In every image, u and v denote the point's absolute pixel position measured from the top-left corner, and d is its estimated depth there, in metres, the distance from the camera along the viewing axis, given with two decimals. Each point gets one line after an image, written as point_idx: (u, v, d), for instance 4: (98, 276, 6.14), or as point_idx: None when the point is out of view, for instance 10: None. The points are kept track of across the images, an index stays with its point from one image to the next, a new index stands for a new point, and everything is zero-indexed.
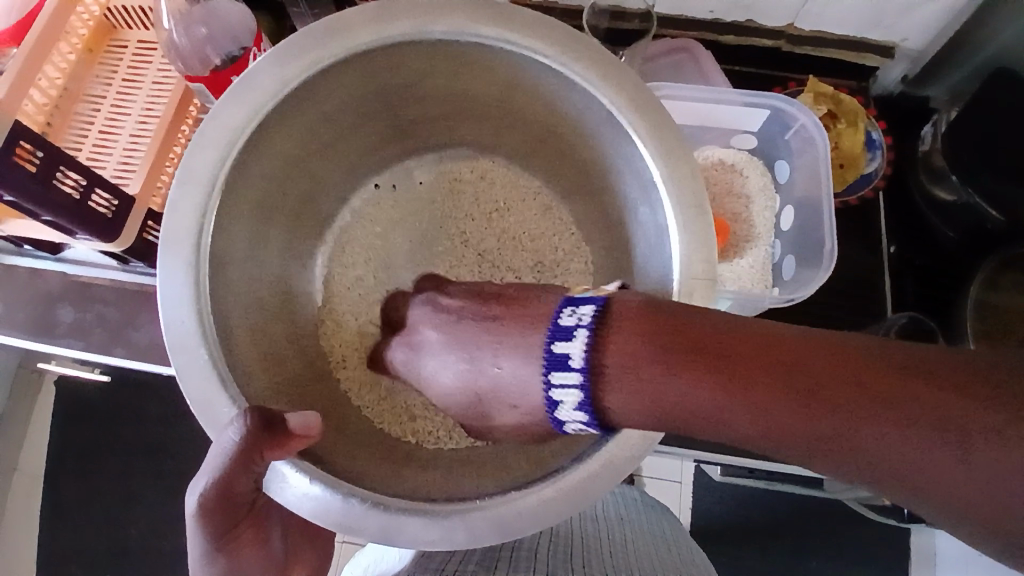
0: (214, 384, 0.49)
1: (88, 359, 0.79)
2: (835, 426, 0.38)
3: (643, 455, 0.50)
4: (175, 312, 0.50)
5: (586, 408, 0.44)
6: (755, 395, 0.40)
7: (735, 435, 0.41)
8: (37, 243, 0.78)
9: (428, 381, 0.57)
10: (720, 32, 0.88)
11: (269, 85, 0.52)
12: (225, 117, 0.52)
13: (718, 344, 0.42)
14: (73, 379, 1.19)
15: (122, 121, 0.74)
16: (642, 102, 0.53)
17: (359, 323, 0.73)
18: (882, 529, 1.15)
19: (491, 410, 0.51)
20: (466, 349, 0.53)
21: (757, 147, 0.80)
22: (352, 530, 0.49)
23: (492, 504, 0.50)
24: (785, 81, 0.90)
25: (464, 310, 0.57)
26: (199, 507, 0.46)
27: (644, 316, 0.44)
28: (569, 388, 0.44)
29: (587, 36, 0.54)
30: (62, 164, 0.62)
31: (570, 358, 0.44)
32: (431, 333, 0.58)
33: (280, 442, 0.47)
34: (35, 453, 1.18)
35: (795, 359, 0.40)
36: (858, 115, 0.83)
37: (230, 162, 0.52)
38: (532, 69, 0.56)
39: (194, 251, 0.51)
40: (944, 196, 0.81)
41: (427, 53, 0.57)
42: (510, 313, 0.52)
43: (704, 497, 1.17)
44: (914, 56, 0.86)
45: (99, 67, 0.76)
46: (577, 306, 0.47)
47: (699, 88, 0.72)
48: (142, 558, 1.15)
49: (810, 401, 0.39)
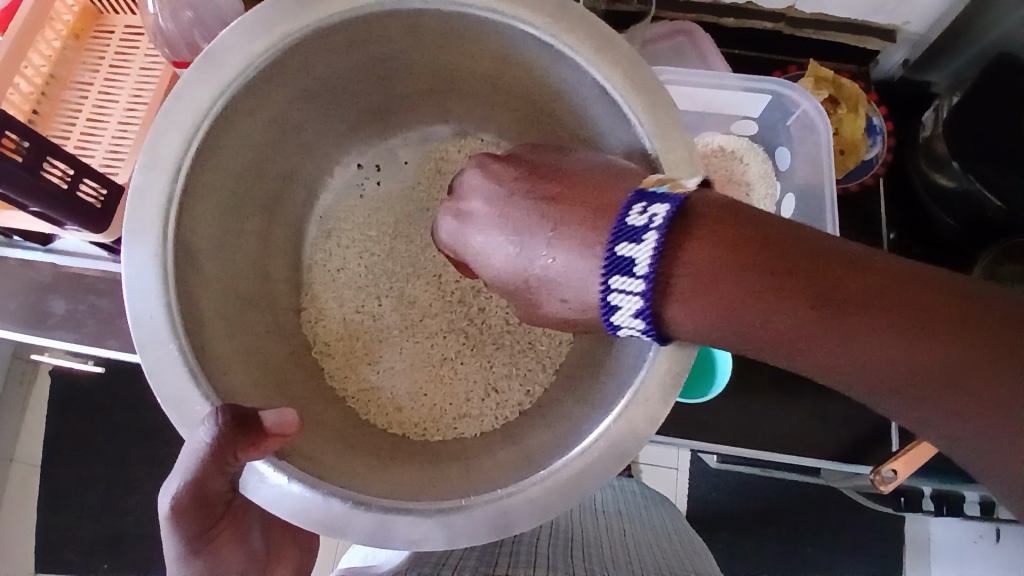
0: (184, 379, 0.49)
1: (81, 350, 0.78)
2: (940, 361, 0.38)
3: (636, 451, 0.49)
4: (144, 306, 0.49)
5: (644, 317, 0.41)
6: (864, 326, 0.39)
7: (802, 354, 0.40)
8: (27, 235, 0.76)
9: (475, 260, 0.52)
10: (719, 14, 0.86)
11: (236, 62, 0.51)
12: (191, 97, 0.51)
13: (840, 270, 0.39)
14: (69, 371, 1.18)
15: (110, 108, 0.72)
16: (638, 80, 0.51)
17: (342, 310, 0.72)
18: (876, 515, 1.15)
19: (540, 300, 0.48)
20: (522, 230, 0.48)
21: (758, 133, 0.79)
22: (339, 531, 0.49)
23: (474, 502, 0.50)
24: (785, 64, 0.89)
25: (518, 183, 0.50)
26: (173, 508, 0.45)
27: (756, 230, 0.41)
28: (629, 294, 0.41)
29: (579, 6, 0.52)
30: (49, 153, 0.61)
31: (634, 262, 0.41)
32: (482, 206, 0.51)
33: (254, 440, 0.46)
34: (33, 443, 1.18)
35: (910, 292, 0.38)
36: (860, 101, 0.81)
37: (195, 145, 0.51)
38: (521, 41, 0.54)
39: (161, 240, 0.50)
40: (944, 184, 0.80)
41: (408, 26, 0.56)
42: (573, 199, 0.47)
43: (700, 485, 1.17)
44: (915, 40, 0.84)
45: (87, 53, 0.75)
46: (649, 202, 0.42)
47: (699, 74, 0.71)
48: (143, 547, 1.15)
49: (923, 334, 0.38)
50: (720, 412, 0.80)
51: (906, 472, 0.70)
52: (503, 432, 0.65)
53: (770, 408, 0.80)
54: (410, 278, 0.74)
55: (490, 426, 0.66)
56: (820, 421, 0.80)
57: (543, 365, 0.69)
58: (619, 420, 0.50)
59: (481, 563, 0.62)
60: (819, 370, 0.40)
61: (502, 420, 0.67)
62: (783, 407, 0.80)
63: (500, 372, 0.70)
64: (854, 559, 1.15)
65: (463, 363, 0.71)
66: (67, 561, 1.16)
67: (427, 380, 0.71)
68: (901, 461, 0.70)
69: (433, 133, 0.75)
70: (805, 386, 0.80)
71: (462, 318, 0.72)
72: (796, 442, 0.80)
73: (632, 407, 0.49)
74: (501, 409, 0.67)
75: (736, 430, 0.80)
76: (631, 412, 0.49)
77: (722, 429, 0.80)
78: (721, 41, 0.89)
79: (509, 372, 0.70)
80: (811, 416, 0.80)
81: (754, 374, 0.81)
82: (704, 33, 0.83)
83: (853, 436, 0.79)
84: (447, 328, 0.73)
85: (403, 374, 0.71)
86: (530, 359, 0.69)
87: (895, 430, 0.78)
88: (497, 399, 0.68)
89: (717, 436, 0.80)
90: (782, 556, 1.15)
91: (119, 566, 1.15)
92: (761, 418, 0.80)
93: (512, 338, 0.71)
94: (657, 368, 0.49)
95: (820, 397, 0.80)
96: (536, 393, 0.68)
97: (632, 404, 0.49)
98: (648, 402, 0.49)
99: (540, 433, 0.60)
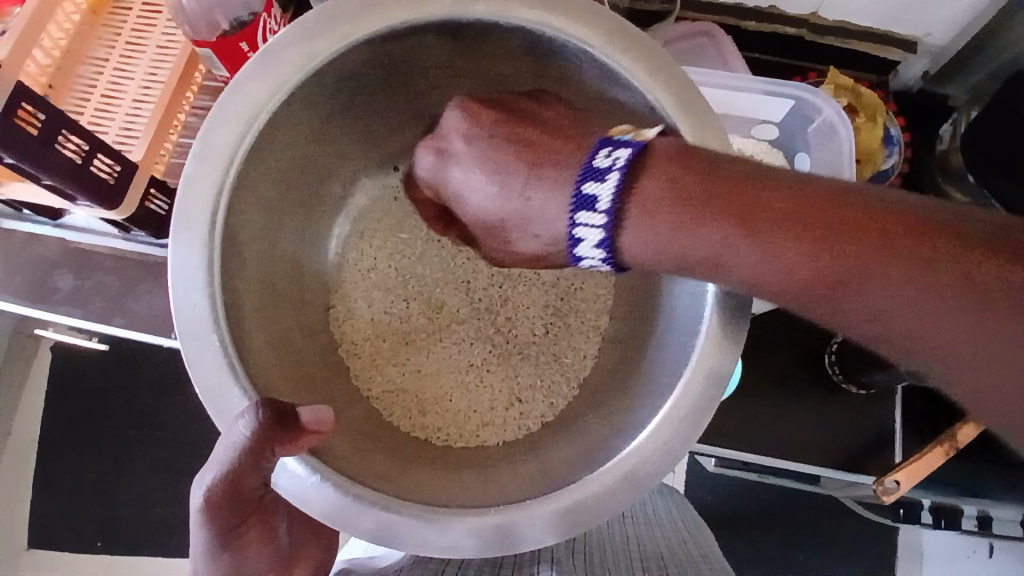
0: (222, 373, 0.49)
1: (87, 327, 0.77)
2: (857, 264, 0.41)
3: (666, 472, 0.50)
4: (190, 298, 0.49)
5: (604, 247, 0.47)
6: (788, 239, 0.42)
7: (746, 272, 0.44)
8: (36, 208, 0.76)
9: (457, 188, 0.55)
10: (742, 17, 0.86)
11: (295, 60, 0.51)
12: (248, 91, 0.51)
13: (809, 204, 0.43)
14: (70, 347, 1.18)
15: (126, 85, 0.72)
16: (689, 103, 0.51)
17: (370, 312, 0.72)
18: (872, 526, 1.16)
19: (511, 238, 0.52)
20: (494, 168, 0.52)
21: (778, 138, 0.79)
22: (353, 530, 0.49)
23: (504, 510, 0.50)
24: (806, 70, 0.89)
25: (496, 127, 0.54)
26: (205, 502, 0.45)
27: (725, 171, 0.45)
28: (592, 226, 0.46)
29: (635, 28, 0.52)
30: (64, 127, 0.60)
31: (599, 199, 0.46)
32: (464, 146, 0.54)
33: (291, 436, 0.46)
34: (30, 417, 1.17)
35: (837, 207, 0.42)
36: (878, 110, 0.81)
37: (250, 139, 0.51)
38: (574, 58, 0.55)
39: (209, 233, 0.50)
40: (958, 197, 0.81)
41: (455, 31, 0.55)
42: (545, 147, 0.51)
43: (697, 487, 1.17)
44: (935, 52, 0.85)
45: (104, 28, 0.74)
46: (614, 147, 0.47)
47: (722, 75, 0.71)
48: (136, 525, 1.15)
49: (844, 241, 0.41)
50: (725, 415, 0.80)
51: (909, 483, 0.70)
52: (527, 442, 0.65)
53: (777, 414, 0.80)
54: (439, 282, 0.73)
55: (512, 436, 0.67)
56: (826, 431, 0.80)
57: (567, 379, 0.69)
58: (650, 438, 0.50)
59: (487, 563, 0.63)
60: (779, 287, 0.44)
61: (524, 431, 0.67)
62: (788, 413, 0.80)
63: (524, 382, 0.70)
64: (847, 567, 1.15)
65: (488, 371, 0.71)
66: (60, 535, 1.16)
67: (452, 385, 0.70)
68: (905, 473, 0.70)
69: None
70: (810, 395, 0.81)
71: (487, 324, 0.72)
72: (801, 449, 0.80)
73: (663, 423, 0.50)
74: (524, 419, 0.67)
75: (742, 435, 0.80)
76: (661, 430, 0.50)
77: (727, 433, 0.80)
78: (742, 45, 0.89)
79: (533, 383, 0.70)
80: (817, 424, 0.80)
81: (758, 379, 0.81)
82: (725, 35, 0.82)
83: (858, 446, 0.80)
84: (470, 332, 0.72)
85: (426, 376, 0.70)
86: (555, 371, 0.70)
87: (899, 441, 0.79)
88: (521, 410, 0.68)
89: (723, 440, 0.80)
90: (775, 560, 1.16)
91: (110, 544, 1.15)
92: (768, 424, 0.80)
93: (538, 349, 0.71)
94: (691, 385, 0.50)
95: (827, 406, 0.80)
96: (560, 406, 0.68)
97: (664, 420, 0.50)
98: (680, 419, 0.50)
99: (565, 447, 0.60)
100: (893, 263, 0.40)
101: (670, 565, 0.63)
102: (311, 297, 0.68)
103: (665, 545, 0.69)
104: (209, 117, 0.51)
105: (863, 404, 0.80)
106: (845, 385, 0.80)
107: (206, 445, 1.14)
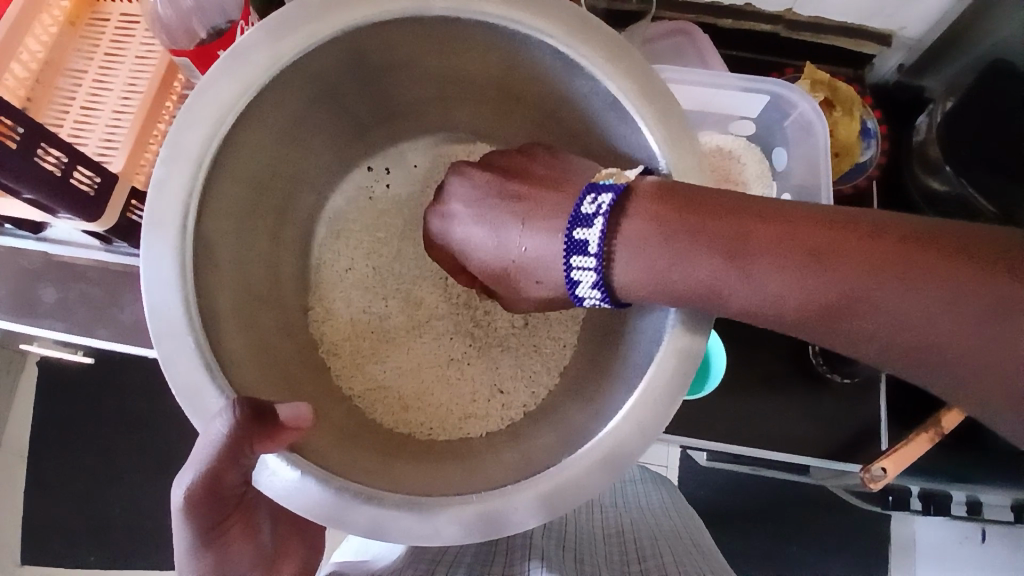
0: (199, 374, 0.49)
1: (71, 339, 0.77)
2: (838, 286, 0.43)
3: (642, 452, 0.50)
4: (163, 299, 0.49)
5: (600, 288, 0.49)
6: (769, 268, 0.45)
7: (735, 305, 0.47)
8: (18, 223, 0.75)
9: (463, 242, 0.59)
10: (717, 15, 0.87)
11: (261, 60, 0.51)
12: (215, 92, 0.51)
13: (782, 233, 0.45)
14: (56, 361, 1.17)
15: (105, 96, 0.72)
16: (651, 90, 0.52)
17: (348, 311, 0.72)
18: (864, 516, 1.17)
19: (518, 283, 0.56)
20: (495, 224, 0.56)
21: (756, 133, 0.80)
22: (340, 523, 0.50)
23: (485, 498, 0.50)
24: (778, 65, 0.90)
25: (491, 185, 0.59)
26: (185, 502, 0.44)
27: (706, 204, 0.47)
28: (586, 269, 0.49)
29: (599, 20, 0.53)
30: (43, 139, 0.60)
31: (588, 243, 0.49)
32: (463, 206, 0.60)
33: (270, 433, 0.46)
34: (18, 432, 1.16)
35: (813, 235, 0.44)
36: (855, 104, 0.82)
37: (218, 141, 0.51)
38: (541, 52, 0.55)
39: (180, 234, 0.50)
40: (937, 187, 0.80)
41: (428, 29, 0.56)
42: (535, 198, 0.55)
43: (689, 482, 1.17)
44: (911, 45, 0.85)
45: (82, 40, 0.74)
46: (598, 193, 0.50)
47: (701, 73, 0.71)
48: (128, 538, 1.14)
49: (819, 267, 0.44)
50: (713, 409, 0.81)
51: (895, 471, 0.71)
52: (510, 431, 0.65)
53: (763, 406, 0.81)
54: (416, 280, 0.74)
55: (496, 426, 0.66)
56: (812, 421, 0.81)
57: (547, 368, 0.70)
58: (628, 420, 0.50)
59: (477, 560, 0.62)
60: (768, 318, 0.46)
61: (508, 421, 0.67)
62: (775, 404, 0.81)
63: (506, 373, 0.70)
64: (841, 557, 1.16)
65: (469, 365, 0.71)
66: (51, 550, 1.14)
67: (434, 380, 0.70)
68: (890, 460, 0.71)
69: (443, 137, 0.76)
70: (797, 386, 0.81)
71: (464, 320, 0.73)
72: (789, 440, 0.80)
73: (637, 405, 0.50)
74: (507, 410, 0.68)
75: (731, 428, 0.80)
76: (639, 411, 0.50)
77: (716, 426, 0.81)
78: (719, 42, 0.89)
79: (514, 374, 0.70)
80: (804, 415, 0.81)
81: (745, 372, 0.81)
82: (703, 33, 0.83)
83: (844, 435, 0.80)
84: (448, 330, 0.73)
85: (407, 372, 0.71)
86: (535, 361, 0.70)
87: (884, 429, 0.80)
88: (502, 401, 0.68)
89: (711, 433, 0.80)
90: (769, 553, 1.17)
91: (102, 557, 1.14)
92: (755, 416, 0.81)
93: (518, 341, 0.71)
94: (665, 366, 0.51)
95: (813, 396, 0.81)
96: (541, 395, 0.68)
97: (641, 401, 0.50)
98: (656, 401, 0.50)
99: (547, 435, 0.61)
100: (870, 283, 0.42)
101: (664, 554, 0.63)
102: (292, 302, 0.68)
103: (657, 532, 0.70)
104: (176, 120, 0.51)
105: (849, 393, 0.81)
106: (826, 373, 0.80)
107: None
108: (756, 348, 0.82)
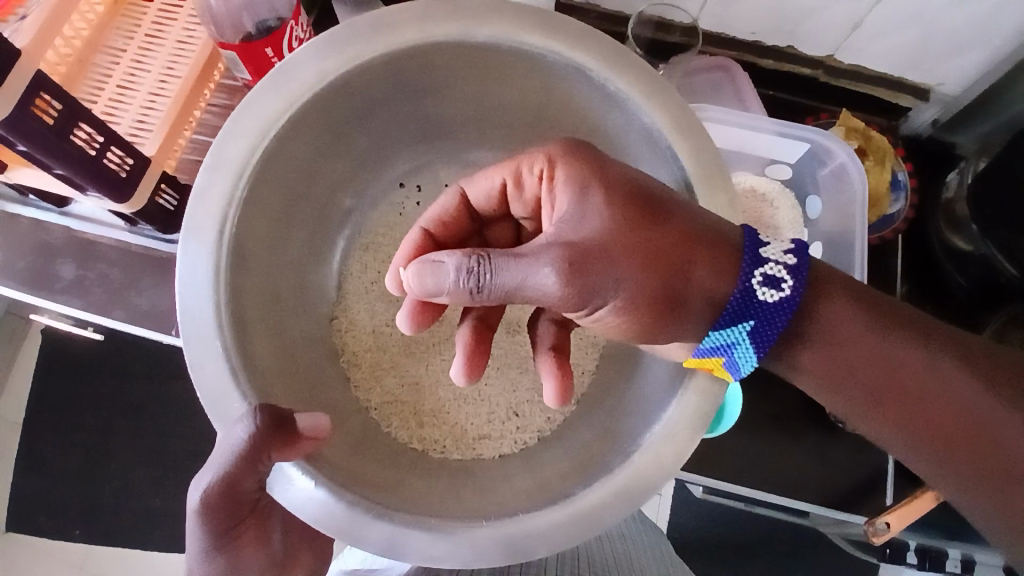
0: (225, 379, 0.50)
1: (88, 318, 0.77)
2: (989, 398, 0.47)
3: (662, 486, 0.52)
4: (196, 300, 0.50)
5: (790, 261, 0.48)
6: (944, 353, 0.48)
7: (900, 371, 0.48)
8: (43, 196, 0.75)
9: (585, 200, 0.47)
10: (760, 54, 0.86)
11: (307, 78, 0.53)
12: (260, 106, 0.53)
13: (950, 336, 0.49)
14: (63, 334, 1.17)
15: (142, 77, 0.71)
16: (687, 127, 0.54)
17: (371, 323, 0.71)
18: (854, 560, 1.17)
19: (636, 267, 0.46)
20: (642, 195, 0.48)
21: (790, 178, 0.80)
22: (353, 537, 0.49)
23: (499, 523, 0.51)
24: (817, 110, 0.91)
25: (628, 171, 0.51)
26: (202, 503, 0.45)
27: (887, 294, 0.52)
28: (779, 243, 0.49)
29: (634, 53, 0.55)
30: (79, 118, 0.59)
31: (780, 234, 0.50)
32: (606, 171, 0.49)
33: (289, 441, 0.47)
34: (17, 402, 1.16)
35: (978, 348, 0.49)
36: (887, 155, 0.82)
37: (260, 153, 0.53)
38: (577, 86, 0.57)
39: (218, 239, 0.51)
40: (961, 245, 0.81)
41: (479, 53, 0.56)
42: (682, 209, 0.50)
43: (684, 513, 1.17)
44: (947, 102, 0.87)
45: (123, 19, 0.73)
46: None
47: (742, 114, 0.71)
48: (116, 519, 1.13)
49: (980, 371, 0.48)
50: (722, 447, 0.80)
51: (900, 525, 0.71)
52: (523, 457, 0.65)
53: (774, 449, 0.81)
54: None
55: (509, 449, 0.65)
56: (819, 468, 0.81)
57: None
58: (646, 454, 0.53)
59: None
60: (913, 398, 0.48)
61: (521, 445, 0.66)
62: (784, 446, 0.81)
63: (522, 397, 0.69)
64: None
65: (488, 385, 0.70)
66: (37, 525, 1.14)
67: (450, 398, 0.69)
68: (896, 514, 0.71)
69: None
70: (808, 430, 0.81)
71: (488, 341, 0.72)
72: (793, 484, 0.80)
73: (661, 438, 0.53)
74: (521, 433, 0.66)
75: (737, 468, 0.80)
76: (660, 448, 0.53)
77: (723, 465, 0.80)
78: (757, 82, 0.90)
79: (532, 398, 0.69)
80: (811, 460, 0.81)
81: (757, 413, 0.81)
82: (742, 71, 0.84)
83: (849, 483, 0.80)
84: None
85: (424, 387, 0.70)
86: None
87: (890, 482, 0.79)
88: (518, 423, 0.67)
89: (718, 470, 0.80)
90: None
91: (88, 535, 1.13)
92: (764, 458, 0.80)
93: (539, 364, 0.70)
94: (685, 405, 0.53)
95: (822, 443, 0.81)
96: (557, 420, 0.67)
97: (661, 437, 0.53)
98: (678, 438, 0.53)
99: (561, 461, 0.61)
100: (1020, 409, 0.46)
101: None
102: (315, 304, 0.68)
103: None
104: (221, 132, 0.52)
105: (857, 443, 0.81)
106: (839, 423, 0.80)
107: (193, 438, 1.14)
108: (770, 390, 0.82)
